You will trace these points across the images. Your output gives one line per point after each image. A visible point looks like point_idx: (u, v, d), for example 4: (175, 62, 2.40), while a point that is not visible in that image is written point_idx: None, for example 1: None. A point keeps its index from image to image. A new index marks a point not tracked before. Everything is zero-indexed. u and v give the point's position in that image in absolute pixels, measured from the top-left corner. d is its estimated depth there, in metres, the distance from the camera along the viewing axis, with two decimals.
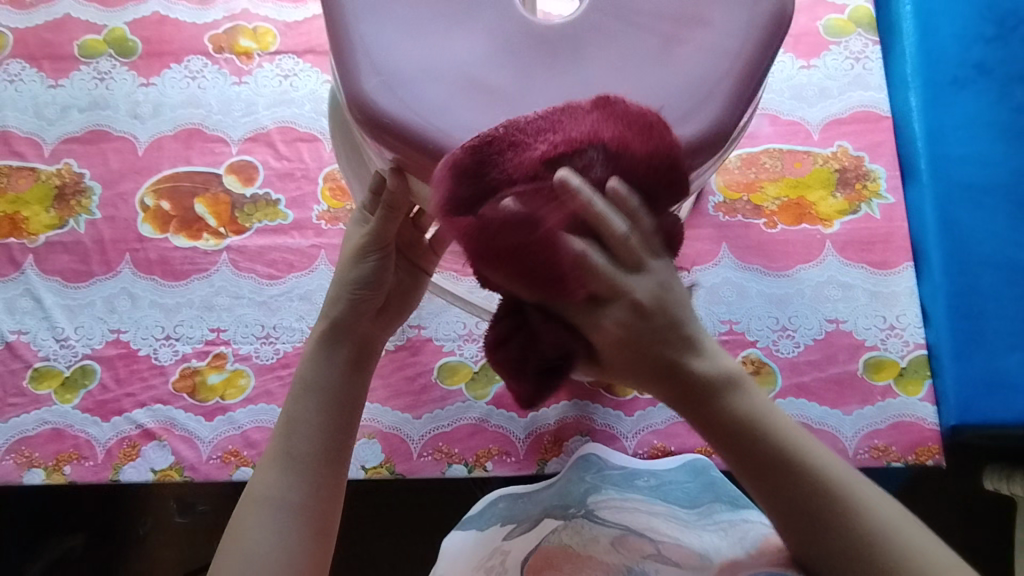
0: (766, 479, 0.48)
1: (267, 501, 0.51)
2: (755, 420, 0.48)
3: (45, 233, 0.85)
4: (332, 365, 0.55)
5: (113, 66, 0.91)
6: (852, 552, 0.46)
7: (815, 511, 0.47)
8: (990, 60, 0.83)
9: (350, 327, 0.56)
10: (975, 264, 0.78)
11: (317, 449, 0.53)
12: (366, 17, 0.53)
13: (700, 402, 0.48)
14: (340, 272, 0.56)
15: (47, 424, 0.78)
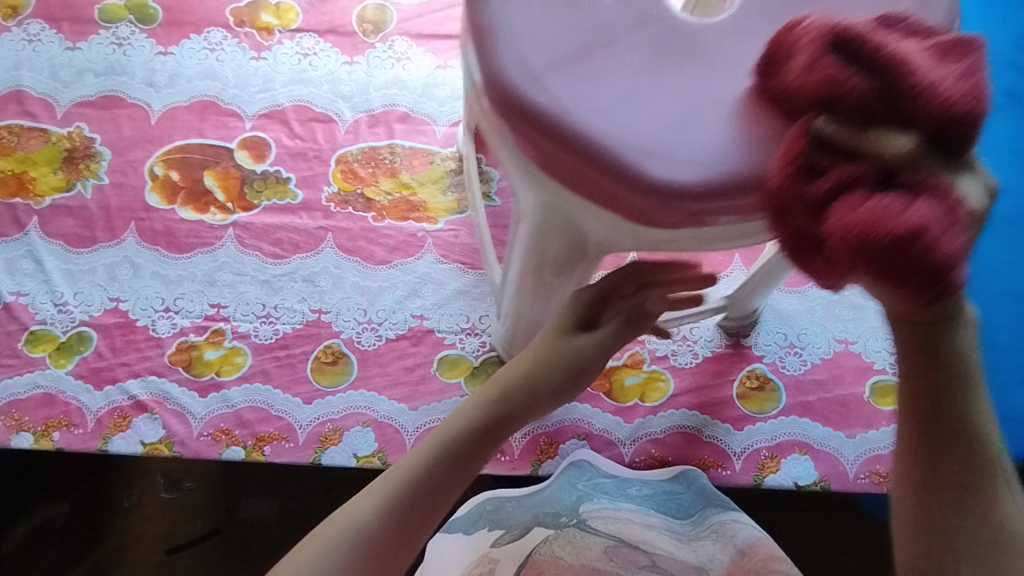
0: (948, 452, 0.36)
1: (348, 534, 0.43)
2: (975, 368, 0.36)
3: (51, 196, 0.84)
4: (479, 430, 0.47)
5: (132, 32, 0.91)
6: (992, 544, 0.36)
7: (971, 497, 0.36)
8: (1020, 89, 0.81)
9: (520, 399, 0.49)
10: (992, 295, 0.76)
11: (424, 499, 0.45)
12: (530, 65, 0.43)
13: (947, 333, 0.35)
14: (539, 340, 0.51)
15: (39, 388, 0.77)
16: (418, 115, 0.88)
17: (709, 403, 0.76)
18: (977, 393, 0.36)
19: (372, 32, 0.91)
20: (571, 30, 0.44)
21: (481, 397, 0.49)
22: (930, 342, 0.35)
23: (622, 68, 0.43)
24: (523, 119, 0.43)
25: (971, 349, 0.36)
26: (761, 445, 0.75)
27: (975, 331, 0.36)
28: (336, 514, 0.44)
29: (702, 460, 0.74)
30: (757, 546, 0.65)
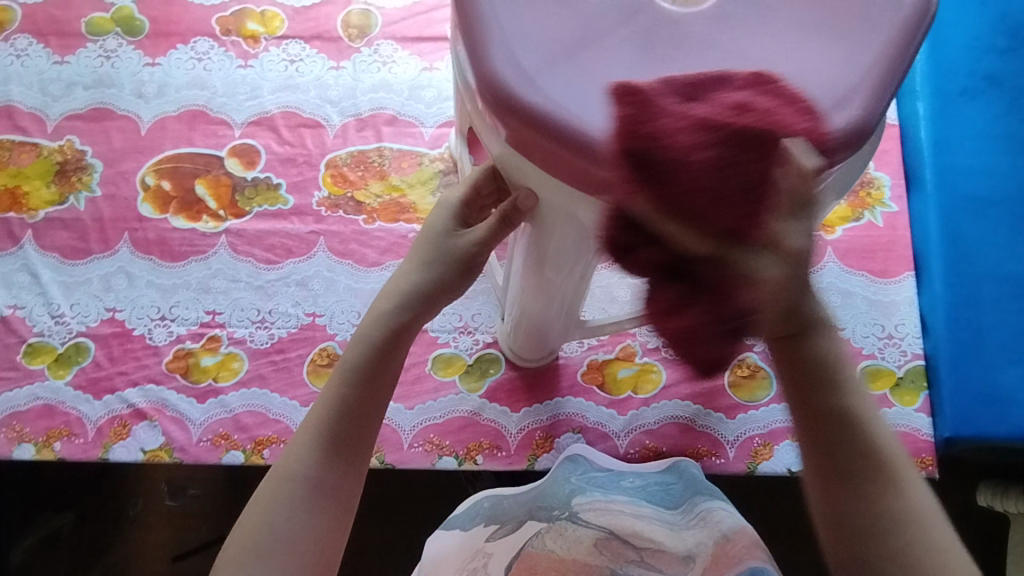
0: (833, 452, 0.48)
1: (292, 482, 0.51)
2: (842, 373, 0.48)
3: (45, 209, 0.85)
4: (374, 353, 0.54)
5: (119, 44, 0.91)
6: (877, 528, 0.47)
7: (856, 483, 0.48)
8: (1000, 72, 0.82)
9: (405, 326, 0.56)
10: (977, 277, 0.77)
11: (342, 433, 0.52)
12: (527, 71, 0.43)
13: (800, 338, 0.47)
14: (412, 262, 0.58)
15: (39, 400, 0.78)
16: (405, 117, 0.89)
17: (702, 393, 0.77)
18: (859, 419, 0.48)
19: (357, 36, 0.91)
20: (563, 30, 0.44)
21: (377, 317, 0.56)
22: (787, 349, 0.47)
23: (612, 63, 0.44)
24: (517, 118, 0.43)
25: (829, 350, 0.48)
26: (754, 432, 0.76)
27: (831, 335, 0.48)
28: (276, 471, 0.52)
29: (694, 449, 0.75)
30: (743, 531, 0.62)
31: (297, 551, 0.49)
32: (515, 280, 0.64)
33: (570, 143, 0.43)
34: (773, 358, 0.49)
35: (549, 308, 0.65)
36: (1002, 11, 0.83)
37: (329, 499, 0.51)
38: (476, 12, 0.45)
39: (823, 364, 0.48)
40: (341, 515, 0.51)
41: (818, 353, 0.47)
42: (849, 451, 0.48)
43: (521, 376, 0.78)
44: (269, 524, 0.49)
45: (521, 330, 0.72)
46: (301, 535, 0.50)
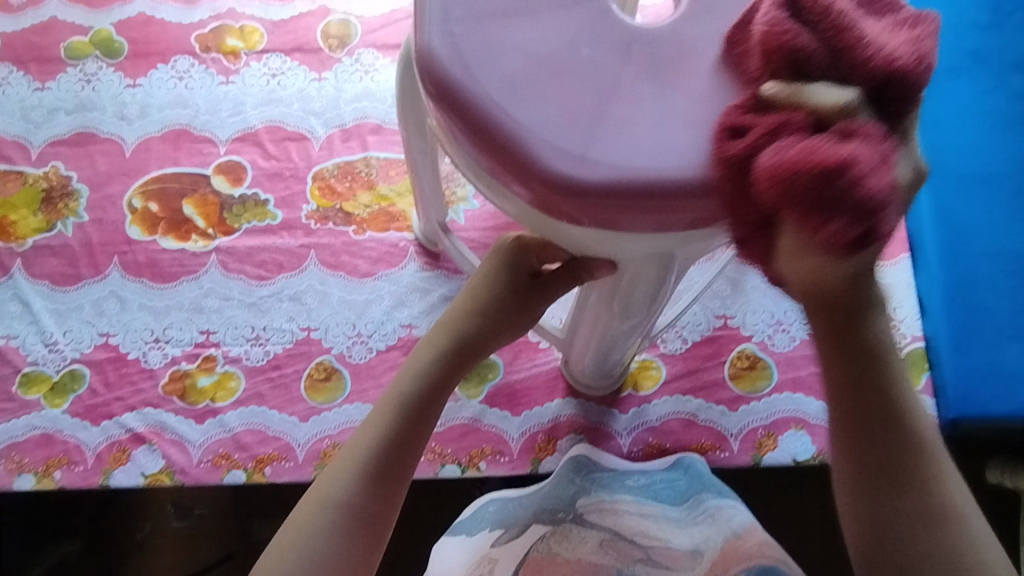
0: (868, 433, 0.46)
1: (332, 507, 0.49)
2: (886, 351, 0.46)
3: (33, 237, 0.84)
4: (423, 378, 0.54)
5: (99, 67, 0.91)
6: (934, 520, 0.44)
7: (902, 473, 0.45)
8: (985, 48, 0.81)
9: (456, 357, 0.55)
10: (974, 255, 0.76)
11: (386, 457, 0.51)
12: (574, 148, 0.40)
13: (859, 322, 0.45)
14: (459, 303, 0.57)
15: (37, 429, 0.77)
16: (390, 125, 0.88)
17: (702, 387, 0.77)
18: (904, 408, 0.46)
19: (338, 46, 0.91)
20: (537, 67, 0.42)
21: (431, 349, 0.56)
22: (846, 326, 0.45)
23: (596, 91, 0.41)
24: (520, 171, 0.41)
25: (885, 335, 0.46)
26: (757, 423, 0.75)
27: (885, 320, 0.46)
28: (313, 494, 0.50)
29: (698, 444, 0.75)
30: (753, 529, 0.63)
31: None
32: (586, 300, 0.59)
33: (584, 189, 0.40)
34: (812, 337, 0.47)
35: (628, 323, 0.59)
36: None
37: (363, 529, 0.49)
38: (444, 70, 0.42)
39: (874, 351, 0.46)
40: (370, 546, 0.49)
41: (871, 343, 0.45)
42: (891, 432, 0.46)
43: (520, 380, 0.78)
44: (301, 545, 0.47)
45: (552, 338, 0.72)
46: (335, 560, 0.47)
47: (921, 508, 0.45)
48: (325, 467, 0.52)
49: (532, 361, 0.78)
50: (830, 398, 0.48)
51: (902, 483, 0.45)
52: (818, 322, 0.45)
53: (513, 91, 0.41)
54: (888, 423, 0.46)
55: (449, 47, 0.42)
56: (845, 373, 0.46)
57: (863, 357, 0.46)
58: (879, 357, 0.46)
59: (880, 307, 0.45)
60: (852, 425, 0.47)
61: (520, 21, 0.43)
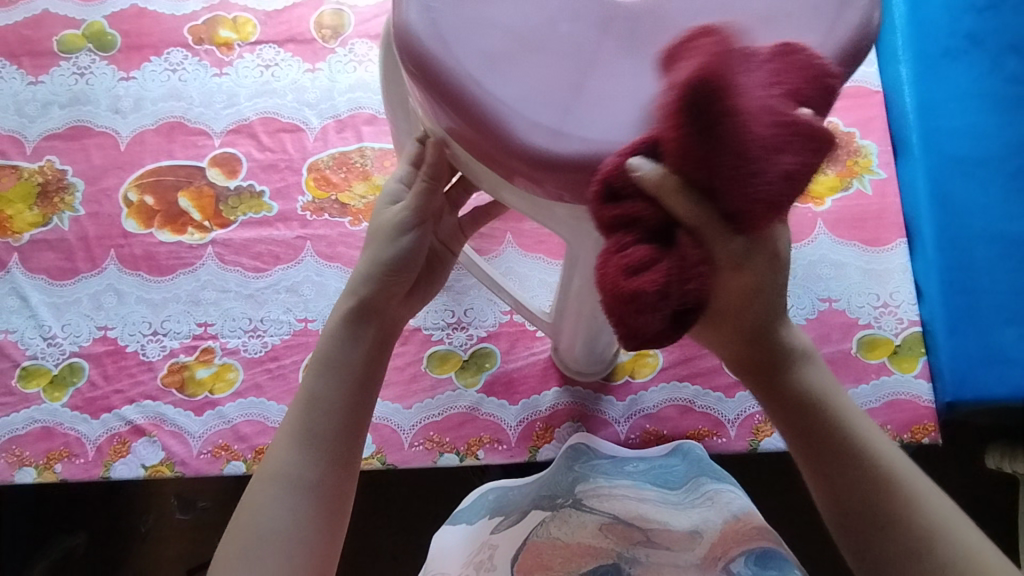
0: (836, 479, 0.50)
1: (280, 483, 0.50)
2: (824, 396, 0.51)
3: (29, 231, 0.84)
4: (355, 345, 0.54)
5: (92, 60, 0.90)
6: (918, 549, 0.47)
7: (876, 507, 0.49)
8: (981, 31, 0.81)
9: (375, 307, 0.55)
10: (970, 239, 0.76)
11: (335, 426, 0.52)
12: (549, 122, 0.43)
13: (773, 379, 0.50)
14: (371, 251, 0.55)
15: (37, 423, 0.77)
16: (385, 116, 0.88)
17: (699, 373, 0.77)
18: (858, 442, 0.50)
19: (331, 37, 0.91)
20: (512, 49, 0.44)
21: (340, 308, 0.55)
22: (765, 384, 0.51)
23: (570, 69, 0.44)
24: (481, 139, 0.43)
25: (815, 386, 0.51)
26: (754, 409, 0.75)
27: (813, 371, 0.51)
28: (263, 471, 0.52)
29: (696, 430, 0.75)
30: (751, 514, 0.64)
31: (286, 550, 0.49)
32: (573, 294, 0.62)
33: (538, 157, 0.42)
34: (754, 391, 0.52)
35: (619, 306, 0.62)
36: None
37: (316, 503, 0.51)
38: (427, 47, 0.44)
39: (803, 399, 0.51)
40: (322, 518, 0.51)
41: (798, 396, 0.50)
42: (850, 472, 0.50)
43: (517, 369, 0.78)
44: (258, 523, 0.49)
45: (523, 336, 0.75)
46: (293, 531, 0.50)
47: (902, 543, 0.48)
48: (271, 444, 0.53)
49: (530, 349, 0.79)
50: (786, 443, 0.52)
51: (882, 526, 0.49)
52: (751, 384, 0.51)
53: (496, 68, 0.44)
54: (848, 465, 0.50)
55: (430, 25, 0.44)
56: (794, 430, 0.51)
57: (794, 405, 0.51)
58: (818, 404, 0.51)
59: (798, 364, 0.50)
60: (826, 473, 0.50)
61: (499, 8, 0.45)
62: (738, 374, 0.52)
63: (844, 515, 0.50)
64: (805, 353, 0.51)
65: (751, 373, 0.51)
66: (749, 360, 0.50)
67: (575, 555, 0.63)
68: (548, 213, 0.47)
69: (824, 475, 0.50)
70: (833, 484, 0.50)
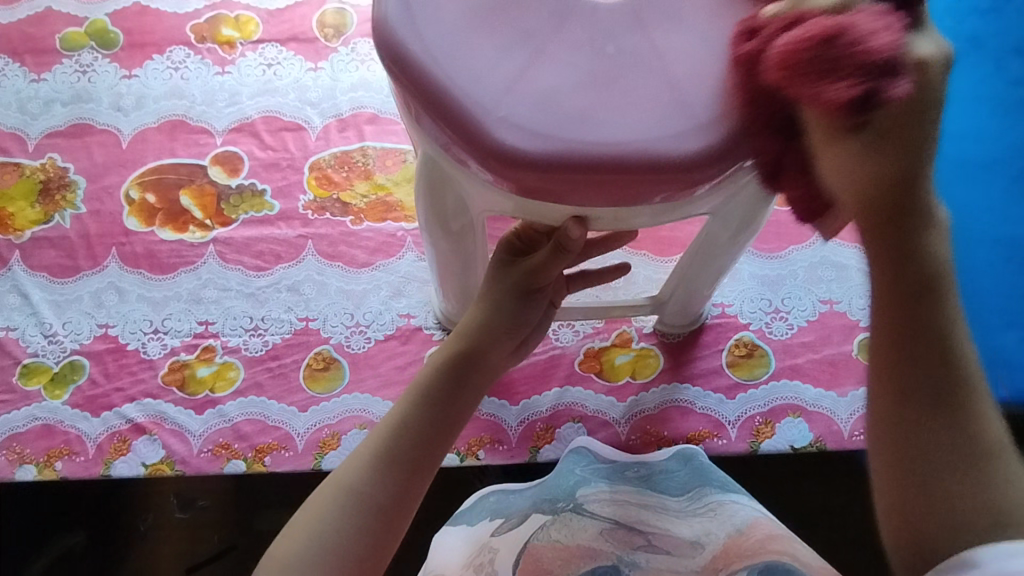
0: (921, 357, 0.43)
1: (347, 494, 0.49)
2: (946, 275, 0.44)
3: (31, 228, 0.84)
4: (455, 386, 0.53)
5: (95, 58, 0.90)
6: (976, 459, 0.43)
7: (951, 403, 0.43)
8: (984, 33, 0.81)
9: (484, 356, 0.55)
10: (972, 242, 0.76)
11: (415, 456, 0.50)
12: (530, 126, 0.44)
13: (902, 232, 0.43)
14: (492, 307, 0.56)
15: (38, 420, 0.77)
16: (387, 115, 0.88)
17: (699, 374, 0.77)
18: (955, 345, 0.44)
19: (333, 36, 0.90)
20: (507, 62, 0.46)
21: (446, 350, 0.55)
22: (889, 223, 0.43)
23: (553, 75, 0.45)
24: (502, 162, 0.44)
25: (937, 251, 0.43)
26: (755, 411, 0.75)
27: (939, 242, 0.44)
28: (333, 480, 0.50)
29: (697, 432, 0.75)
30: (757, 525, 0.63)
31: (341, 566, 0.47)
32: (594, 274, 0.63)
33: (560, 172, 0.44)
34: (865, 246, 0.45)
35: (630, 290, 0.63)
36: None
37: (378, 522, 0.48)
38: (422, 69, 0.45)
39: (924, 273, 0.43)
40: (384, 539, 0.48)
41: (922, 268, 0.43)
42: (933, 354, 0.44)
43: (517, 370, 0.78)
44: (318, 532, 0.47)
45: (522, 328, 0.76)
46: (348, 552, 0.47)
47: (959, 455, 0.43)
48: (347, 455, 0.52)
49: None
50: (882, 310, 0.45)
51: (952, 422, 0.43)
52: (875, 244, 0.44)
53: (477, 74, 0.45)
54: (946, 360, 0.43)
55: (417, 30, 0.46)
56: (897, 305, 0.44)
57: (910, 254, 0.43)
58: (938, 277, 0.43)
59: (935, 230, 0.43)
60: (907, 354, 0.44)
61: (484, 17, 0.47)
62: (860, 215, 0.44)
63: (907, 395, 0.44)
64: (937, 221, 0.43)
65: (884, 228, 0.43)
66: (875, 208, 0.43)
67: (574, 557, 0.64)
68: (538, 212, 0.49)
69: (902, 367, 0.44)
70: (900, 372, 0.44)
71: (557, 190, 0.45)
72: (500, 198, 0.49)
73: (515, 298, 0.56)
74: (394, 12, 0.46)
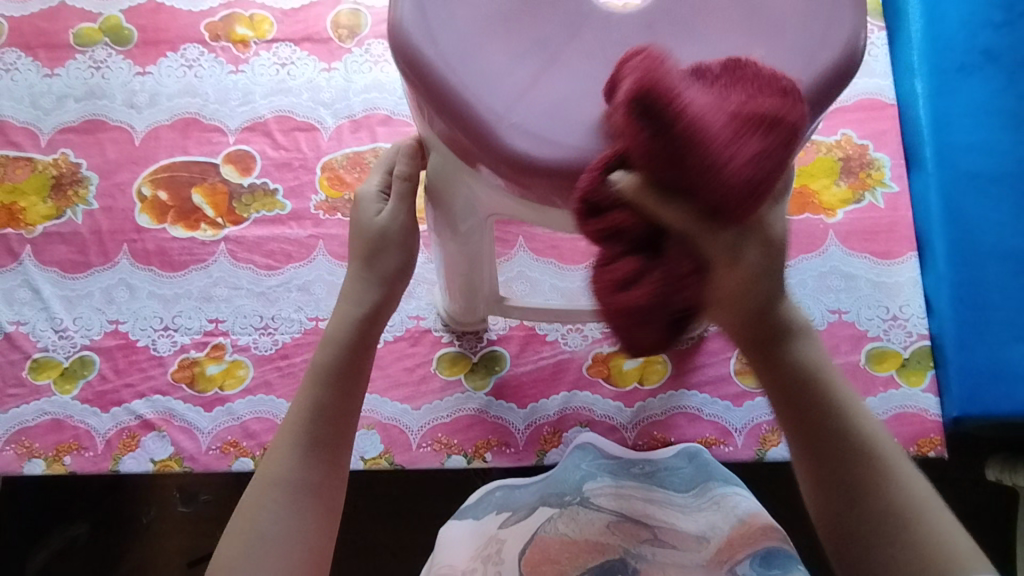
0: (821, 448, 0.50)
1: (280, 486, 0.51)
2: (817, 368, 0.51)
3: (43, 224, 0.84)
4: (316, 399, 0.54)
5: (109, 54, 0.91)
6: (893, 518, 0.48)
7: (849, 473, 0.49)
8: (997, 47, 0.81)
9: (345, 368, 0.55)
10: (981, 255, 0.76)
11: (304, 474, 0.51)
12: (540, 132, 0.45)
13: (770, 353, 0.50)
14: (339, 313, 0.57)
15: (47, 415, 0.78)
16: (400, 116, 0.88)
17: (708, 381, 0.77)
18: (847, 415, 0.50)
19: (348, 37, 0.91)
20: (520, 67, 0.46)
21: (311, 372, 0.55)
22: (764, 357, 0.50)
23: (566, 82, 0.46)
24: (511, 167, 0.45)
25: (813, 357, 0.51)
26: (762, 419, 0.76)
27: (810, 343, 0.51)
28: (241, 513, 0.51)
29: (703, 438, 0.75)
30: (757, 515, 0.63)
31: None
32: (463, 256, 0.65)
33: (564, 176, 0.44)
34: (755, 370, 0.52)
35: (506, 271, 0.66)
36: None
37: (291, 543, 0.50)
38: (436, 72, 0.45)
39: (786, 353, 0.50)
40: (320, 540, 0.51)
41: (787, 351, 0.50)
42: (822, 420, 0.50)
43: (526, 373, 0.78)
44: (259, 528, 0.49)
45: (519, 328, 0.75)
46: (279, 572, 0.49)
47: (876, 508, 0.48)
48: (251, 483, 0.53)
49: (539, 354, 0.79)
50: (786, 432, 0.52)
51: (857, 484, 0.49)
52: (756, 360, 0.51)
53: (491, 76, 0.45)
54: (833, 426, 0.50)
55: (436, 31, 0.46)
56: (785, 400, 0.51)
57: (796, 395, 0.51)
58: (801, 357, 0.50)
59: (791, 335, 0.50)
60: (814, 441, 0.50)
61: (499, 24, 0.47)
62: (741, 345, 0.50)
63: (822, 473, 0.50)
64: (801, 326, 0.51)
65: (754, 346, 0.50)
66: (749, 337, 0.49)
67: (583, 551, 0.64)
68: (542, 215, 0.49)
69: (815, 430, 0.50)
70: (819, 451, 0.50)
71: (570, 195, 0.45)
72: (501, 199, 0.50)
73: (380, 284, 0.57)
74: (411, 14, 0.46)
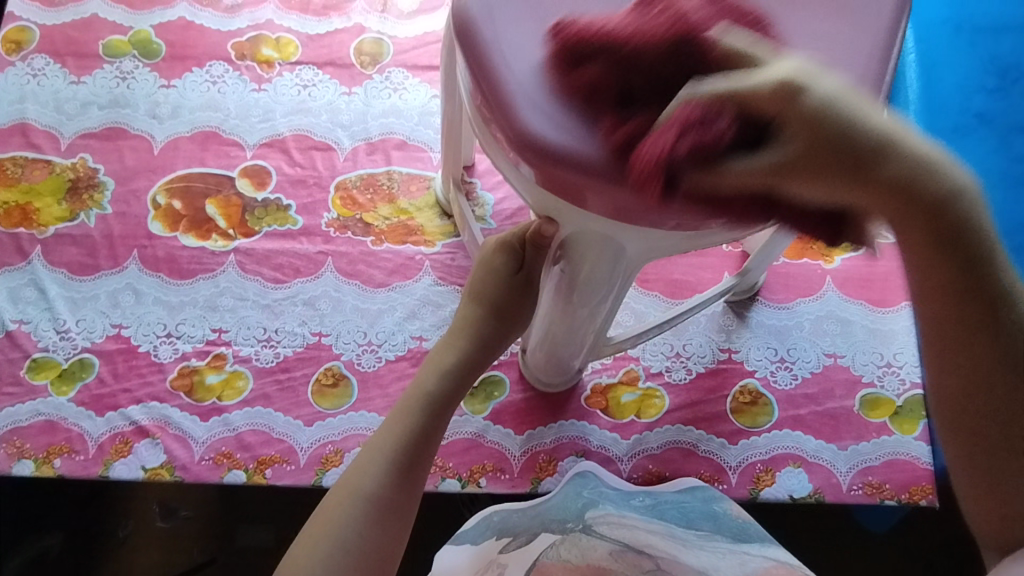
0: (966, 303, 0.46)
1: (363, 501, 0.54)
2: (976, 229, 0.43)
3: (55, 225, 0.85)
4: (410, 424, 0.58)
5: (136, 66, 0.93)
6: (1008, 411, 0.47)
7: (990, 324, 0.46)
8: (991, 112, 0.83)
9: (445, 402, 0.60)
10: None
11: (383, 492, 0.55)
12: (576, 134, 0.45)
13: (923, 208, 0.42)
14: (436, 358, 0.62)
15: (41, 416, 0.77)
16: (415, 142, 0.91)
17: (704, 418, 0.78)
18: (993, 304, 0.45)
19: (369, 63, 0.94)
20: None
21: (419, 393, 0.60)
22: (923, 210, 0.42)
23: None
24: (544, 161, 0.45)
25: (978, 220, 0.43)
26: (755, 457, 0.76)
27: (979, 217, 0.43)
28: (318, 516, 0.55)
29: (698, 475, 0.75)
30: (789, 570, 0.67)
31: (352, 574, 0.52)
32: (544, 305, 0.66)
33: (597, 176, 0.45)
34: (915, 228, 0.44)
35: (574, 324, 0.65)
36: (991, 53, 0.86)
37: (363, 555, 0.53)
38: (498, 83, 0.47)
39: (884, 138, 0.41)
40: (386, 554, 0.54)
41: (932, 194, 0.42)
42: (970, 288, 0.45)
43: (524, 400, 0.79)
44: (334, 533, 0.53)
45: (539, 354, 0.74)
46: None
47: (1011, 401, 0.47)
48: (330, 490, 0.57)
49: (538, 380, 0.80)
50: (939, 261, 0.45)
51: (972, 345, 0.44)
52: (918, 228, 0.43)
53: (537, 77, 0.47)
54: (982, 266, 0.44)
55: (488, 36, 0.48)
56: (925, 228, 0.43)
57: (945, 236, 0.43)
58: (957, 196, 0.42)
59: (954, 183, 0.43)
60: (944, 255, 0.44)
61: None
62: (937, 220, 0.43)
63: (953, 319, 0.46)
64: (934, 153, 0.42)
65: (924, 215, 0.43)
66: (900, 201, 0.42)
67: None
68: (566, 219, 0.49)
69: (949, 289, 0.45)
70: (970, 345, 0.47)
71: (641, 213, 0.46)
72: (527, 193, 0.49)
73: (479, 341, 0.62)
74: (473, 26, 0.48)
